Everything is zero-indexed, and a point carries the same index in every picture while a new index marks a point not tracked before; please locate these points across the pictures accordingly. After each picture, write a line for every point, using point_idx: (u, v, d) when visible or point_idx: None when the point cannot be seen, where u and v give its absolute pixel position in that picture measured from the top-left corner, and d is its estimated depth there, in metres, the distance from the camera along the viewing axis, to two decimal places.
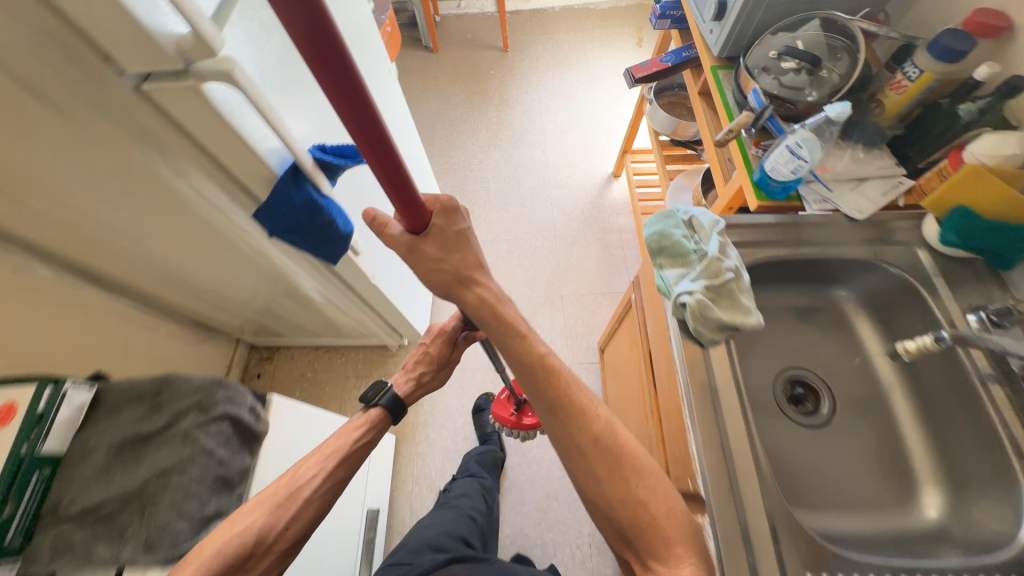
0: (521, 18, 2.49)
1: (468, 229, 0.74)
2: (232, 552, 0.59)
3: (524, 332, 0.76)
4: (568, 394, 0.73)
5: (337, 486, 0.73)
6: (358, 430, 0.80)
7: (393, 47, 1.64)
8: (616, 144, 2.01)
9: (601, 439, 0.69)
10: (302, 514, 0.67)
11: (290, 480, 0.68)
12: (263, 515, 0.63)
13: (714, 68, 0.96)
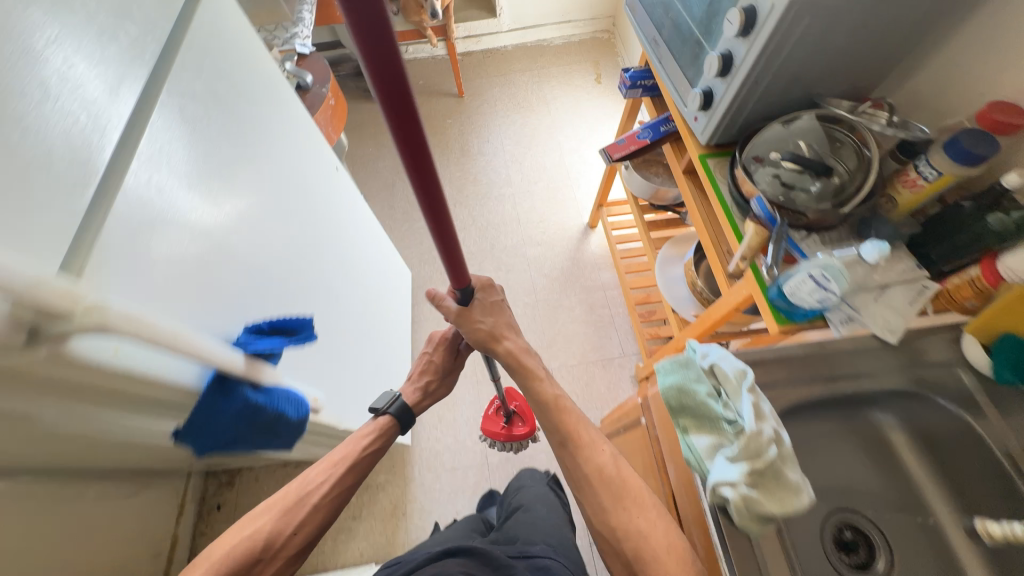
0: (473, 60, 2.38)
1: (501, 300, 0.90)
2: (248, 551, 0.76)
3: (542, 376, 0.87)
4: (580, 430, 0.81)
5: (342, 492, 0.89)
6: (360, 442, 0.96)
7: (339, 118, 1.49)
8: (587, 191, 1.92)
9: (604, 470, 0.76)
10: (308, 517, 0.83)
11: (298, 488, 0.85)
12: (273, 519, 0.80)
13: (702, 155, 0.86)
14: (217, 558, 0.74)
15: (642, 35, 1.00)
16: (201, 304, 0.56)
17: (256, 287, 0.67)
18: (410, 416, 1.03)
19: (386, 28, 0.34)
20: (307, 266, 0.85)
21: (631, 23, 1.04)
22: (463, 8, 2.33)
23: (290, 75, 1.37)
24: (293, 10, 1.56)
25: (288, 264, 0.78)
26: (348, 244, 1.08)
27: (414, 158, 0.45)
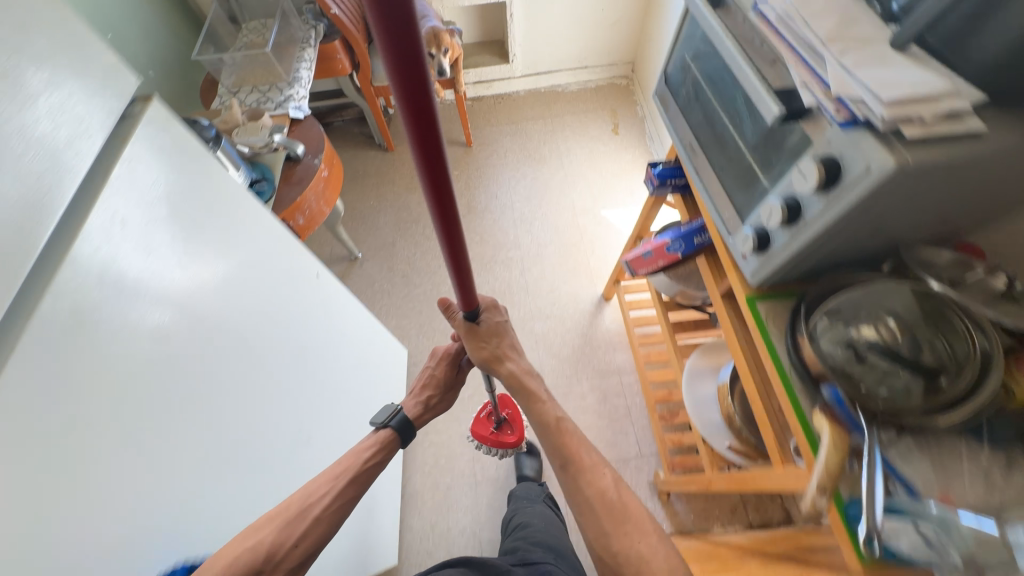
0: (484, 106, 2.27)
1: (505, 321, 0.91)
2: (247, 565, 0.64)
3: (543, 399, 0.88)
4: (587, 453, 0.82)
5: (347, 505, 0.79)
6: (365, 453, 0.86)
7: (335, 186, 1.38)
8: (601, 257, 1.77)
9: (607, 496, 0.75)
10: (311, 530, 0.71)
11: (299, 497, 0.74)
12: (273, 532, 0.68)
13: (749, 297, 0.71)
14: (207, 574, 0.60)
15: (676, 133, 0.84)
16: (164, 377, 0.60)
17: (209, 391, 0.67)
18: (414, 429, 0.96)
19: (413, 40, 0.36)
20: (236, 405, 0.73)
21: (663, 116, 0.88)
22: (475, 53, 2.23)
23: (280, 146, 1.25)
24: (290, 69, 1.46)
25: (231, 388, 0.72)
26: (314, 359, 0.95)
27: (430, 167, 0.47)
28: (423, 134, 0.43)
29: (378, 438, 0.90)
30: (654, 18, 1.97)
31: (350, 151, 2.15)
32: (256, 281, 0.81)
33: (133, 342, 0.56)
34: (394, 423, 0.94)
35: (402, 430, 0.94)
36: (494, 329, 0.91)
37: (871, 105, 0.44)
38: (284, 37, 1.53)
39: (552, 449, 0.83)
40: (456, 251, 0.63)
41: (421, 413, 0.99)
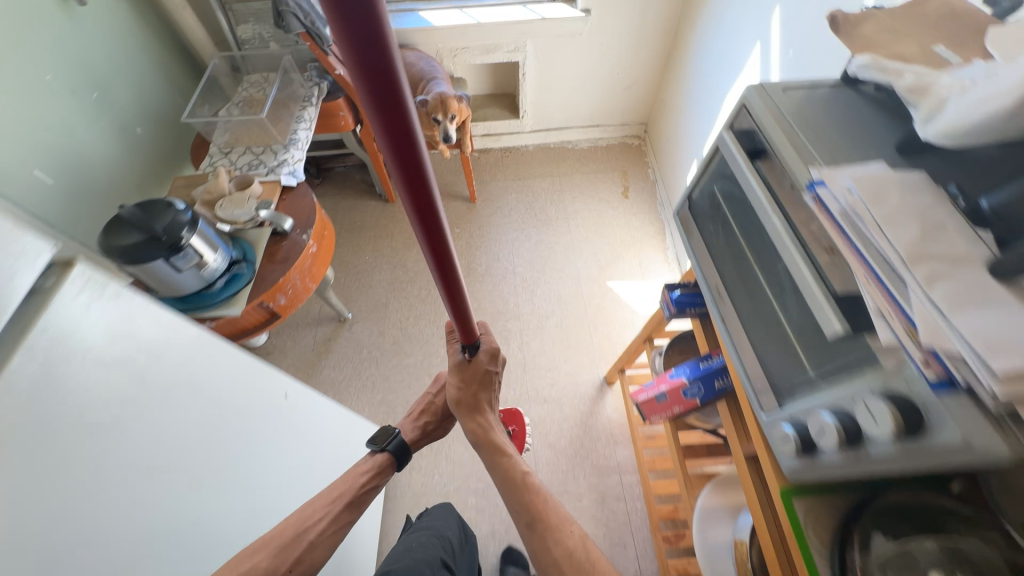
0: (491, 159, 2.21)
1: (492, 372, 0.93)
2: None
3: (509, 454, 0.94)
4: (553, 510, 0.87)
5: (340, 530, 0.81)
6: (361, 478, 0.89)
7: (325, 257, 1.29)
8: (605, 334, 1.67)
9: (575, 554, 0.80)
10: (304, 556, 0.74)
11: (295, 522, 0.76)
12: (268, 557, 0.70)
13: (784, 490, 0.60)
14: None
15: (699, 268, 0.75)
16: (134, 422, 0.53)
17: (184, 452, 0.59)
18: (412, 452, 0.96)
19: (379, 38, 0.30)
20: (186, 558, 0.59)
21: (686, 244, 0.79)
22: (485, 105, 2.17)
23: (266, 221, 1.17)
24: (288, 130, 1.39)
25: (209, 446, 0.64)
26: (276, 493, 0.81)
27: (412, 185, 0.40)
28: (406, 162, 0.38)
29: (374, 464, 0.91)
30: (670, 84, 1.92)
31: (349, 199, 2.07)
32: (224, 398, 0.69)
33: (103, 369, 0.50)
34: (393, 448, 0.92)
35: (400, 453, 0.93)
36: (484, 372, 0.93)
37: (976, 371, 0.33)
38: (285, 94, 1.47)
39: (520, 504, 0.88)
40: (453, 286, 0.57)
41: (418, 437, 0.98)
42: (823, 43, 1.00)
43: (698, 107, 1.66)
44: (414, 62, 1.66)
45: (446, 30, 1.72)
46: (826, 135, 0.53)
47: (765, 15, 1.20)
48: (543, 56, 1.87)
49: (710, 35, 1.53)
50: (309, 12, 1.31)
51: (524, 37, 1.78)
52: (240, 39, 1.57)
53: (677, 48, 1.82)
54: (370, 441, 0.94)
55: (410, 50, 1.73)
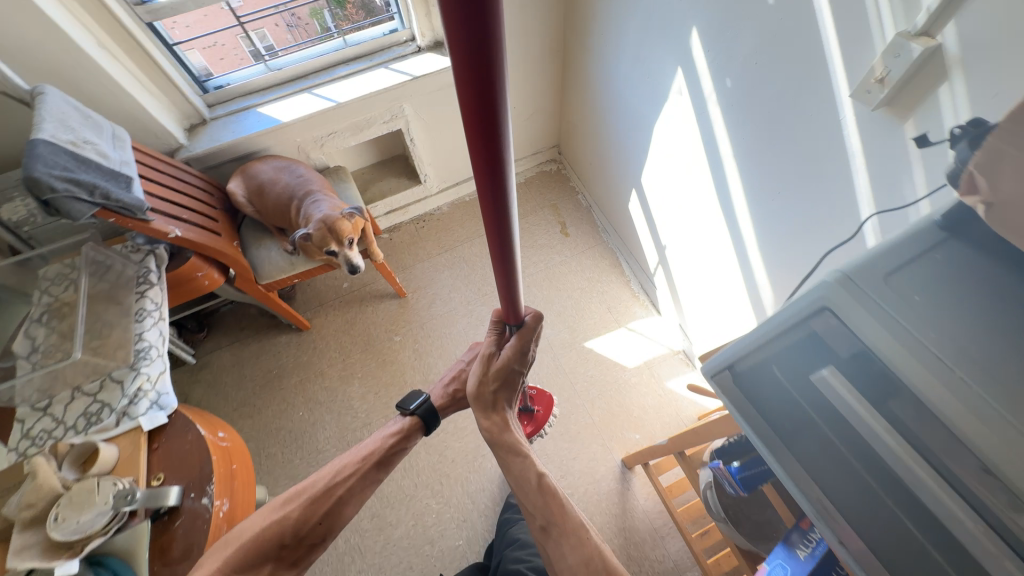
0: (405, 236, 1.89)
1: (518, 373, 0.87)
2: (273, 537, 0.79)
3: (525, 455, 0.86)
4: (569, 520, 0.78)
5: (367, 485, 0.89)
6: (385, 442, 0.94)
7: (246, 492, 0.95)
8: (604, 406, 1.49)
9: (592, 561, 0.72)
10: (332, 509, 0.84)
11: (325, 480, 0.87)
12: (297, 511, 0.82)
13: None
14: (245, 540, 0.78)
15: (773, 461, 0.47)
16: None
17: None
18: (439, 418, 0.98)
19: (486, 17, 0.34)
20: None
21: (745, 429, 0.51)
22: (378, 177, 1.82)
23: (138, 508, 0.80)
24: (128, 338, 1.01)
25: None
26: None
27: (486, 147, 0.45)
28: (483, 121, 0.43)
29: (400, 426, 0.96)
30: (574, 104, 1.71)
31: (252, 345, 1.67)
32: None
33: None
34: (419, 413, 0.95)
35: (426, 420, 0.96)
36: (508, 369, 0.87)
37: None
38: (105, 283, 1.06)
39: (535, 503, 0.81)
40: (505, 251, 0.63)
41: (445, 403, 0.99)
42: (774, 73, 0.82)
43: (621, 132, 1.47)
44: (276, 175, 1.28)
45: (300, 122, 1.36)
46: (1001, 365, 0.34)
47: (681, 38, 1.00)
48: (427, 114, 1.56)
49: (613, 55, 1.31)
50: (93, 182, 0.91)
51: (398, 102, 1.46)
52: (12, 223, 1.10)
53: (573, 66, 1.60)
54: (398, 405, 0.97)
55: (262, 158, 1.36)
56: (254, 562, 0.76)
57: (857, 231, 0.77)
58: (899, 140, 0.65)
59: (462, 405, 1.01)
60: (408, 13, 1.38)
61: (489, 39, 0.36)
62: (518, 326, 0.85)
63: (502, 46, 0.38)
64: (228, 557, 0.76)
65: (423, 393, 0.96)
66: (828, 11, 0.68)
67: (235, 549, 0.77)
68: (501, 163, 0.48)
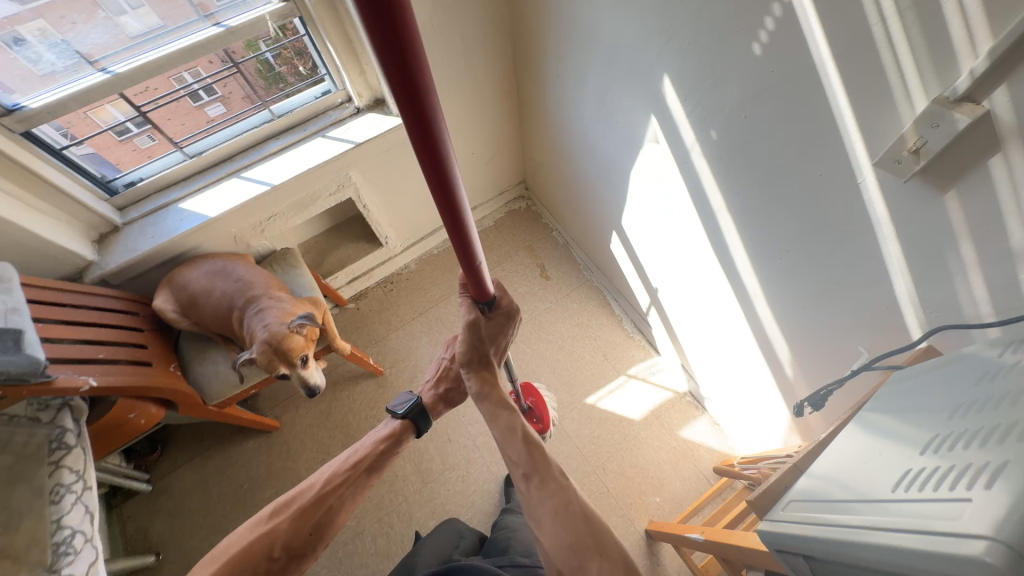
0: (373, 304, 1.72)
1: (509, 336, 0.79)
2: (261, 549, 0.74)
3: (512, 406, 0.80)
4: (552, 468, 0.74)
5: (358, 491, 0.83)
6: (377, 447, 0.88)
7: None
8: (616, 467, 1.37)
9: (569, 502, 0.70)
10: (323, 517, 0.78)
11: (315, 488, 0.81)
12: (288, 522, 0.76)
13: None
14: (232, 555, 0.73)
15: None
16: None
17: None
18: (429, 419, 0.93)
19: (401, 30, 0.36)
20: None
21: None
22: (334, 245, 1.65)
23: None
24: (43, 530, 0.81)
25: None
26: None
27: (430, 157, 0.46)
28: (421, 129, 0.43)
29: (392, 429, 0.90)
30: (537, 142, 1.59)
31: (215, 456, 1.47)
32: None
33: None
34: (409, 416, 0.90)
35: (416, 420, 0.91)
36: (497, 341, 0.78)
37: None
38: (7, 462, 0.86)
39: (518, 455, 0.75)
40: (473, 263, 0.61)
41: (434, 404, 0.93)
42: (769, 127, 0.71)
43: (592, 173, 1.35)
44: (209, 283, 1.10)
45: (233, 212, 1.18)
46: None
47: (651, 85, 0.89)
48: (378, 177, 1.40)
49: (573, 96, 1.19)
50: None
51: (343, 170, 1.30)
52: None
53: (530, 104, 1.48)
54: (388, 407, 0.90)
55: (193, 259, 1.17)
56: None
57: (892, 300, 0.67)
58: (939, 211, 0.55)
59: (453, 402, 0.94)
60: (340, 73, 1.22)
61: (406, 43, 0.37)
62: (491, 306, 0.74)
63: (423, 53, 0.39)
64: (216, 574, 0.71)
65: (413, 396, 0.90)
66: (835, 67, 0.58)
67: (223, 562, 0.72)
68: (449, 169, 0.48)
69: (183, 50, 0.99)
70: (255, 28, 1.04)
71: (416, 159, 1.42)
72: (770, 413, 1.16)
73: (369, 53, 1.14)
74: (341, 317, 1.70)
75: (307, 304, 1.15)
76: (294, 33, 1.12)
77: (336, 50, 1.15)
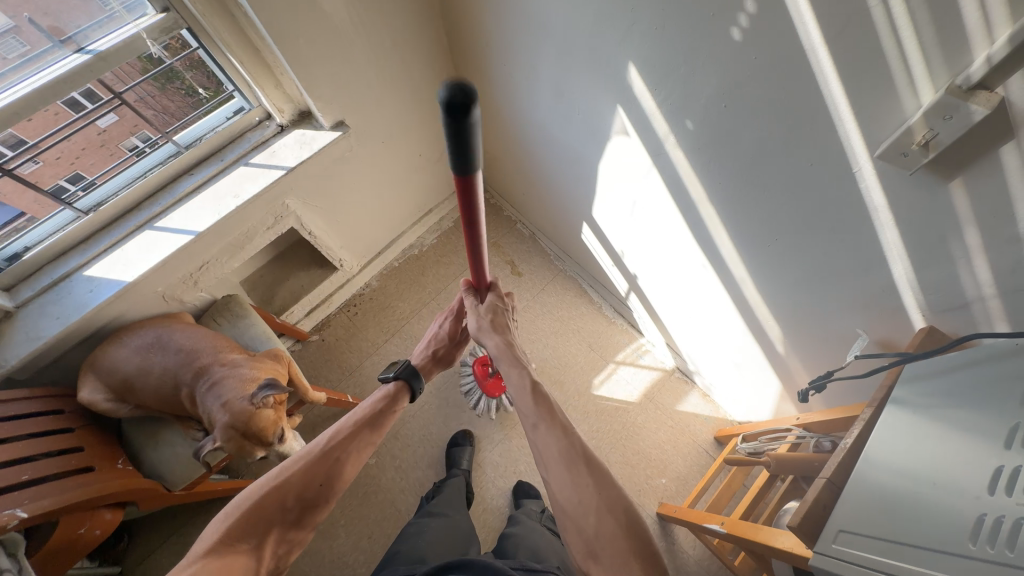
0: (339, 331, 1.57)
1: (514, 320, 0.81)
2: (272, 502, 0.65)
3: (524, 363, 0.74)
4: (558, 419, 0.67)
5: (369, 444, 0.76)
6: (377, 404, 0.80)
7: None
8: (620, 455, 1.37)
9: (571, 449, 0.64)
10: (338, 468, 0.70)
11: (324, 440, 0.72)
12: (300, 474, 0.67)
13: None
14: (243, 507, 0.63)
15: None
16: None
17: None
18: (424, 381, 0.88)
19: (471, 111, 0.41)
20: None
21: None
22: (283, 278, 1.48)
23: None
24: None
25: None
26: None
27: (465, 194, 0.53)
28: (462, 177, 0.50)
29: (387, 389, 0.83)
30: (488, 134, 1.47)
31: (194, 531, 1.34)
32: None
33: None
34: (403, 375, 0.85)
35: (411, 381, 0.85)
36: (496, 314, 0.79)
37: None
38: None
39: (539, 411, 0.68)
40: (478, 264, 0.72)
41: (428, 365, 0.91)
42: (754, 117, 0.65)
43: (554, 165, 1.27)
44: (144, 362, 0.93)
45: (155, 272, 1.00)
46: None
47: (616, 74, 0.80)
48: (320, 199, 1.25)
49: (525, 86, 1.09)
50: None
51: (277, 200, 1.13)
52: None
53: (475, 95, 1.35)
54: (382, 373, 0.85)
55: (117, 334, 0.99)
56: (257, 531, 0.63)
57: (890, 284, 0.66)
58: (943, 200, 0.53)
59: (447, 364, 0.94)
60: (251, 88, 1.04)
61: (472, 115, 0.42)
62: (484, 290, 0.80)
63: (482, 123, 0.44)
64: (227, 529, 0.61)
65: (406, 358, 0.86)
66: (830, 53, 0.52)
67: (233, 517, 0.62)
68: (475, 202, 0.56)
69: (42, 90, 0.79)
70: (132, 50, 0.85)
71: (357, 171, 1.27)
72: (761, 385, 1.18)
73: (282, 63, 0.97)
74: (306, 353, 1.53)
75: (268, 360, 1.00)
76: (183, 48, 0.93)
77: (242, 63, 0.96)
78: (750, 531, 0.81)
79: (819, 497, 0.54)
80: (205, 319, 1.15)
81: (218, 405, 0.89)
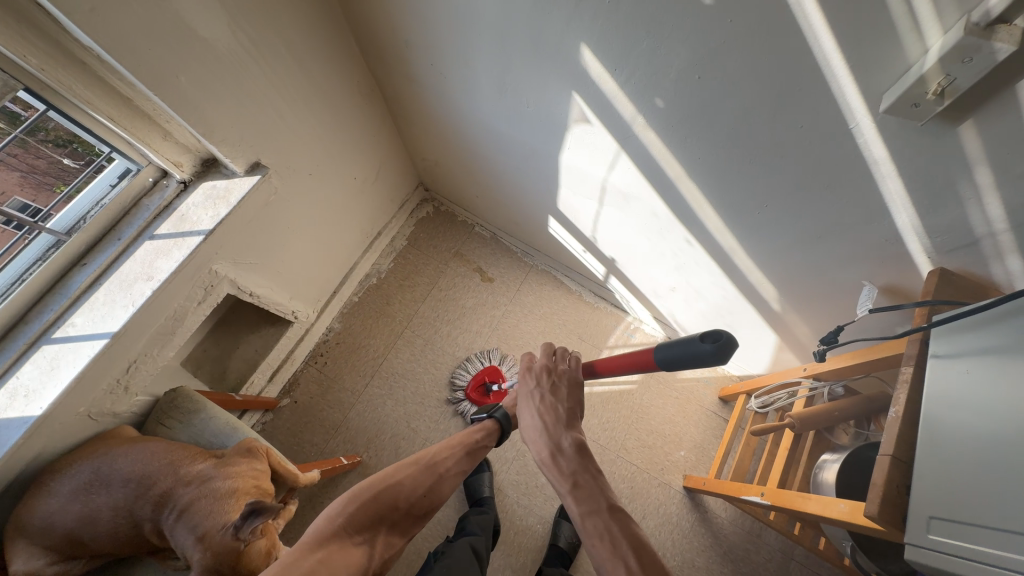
0: (312, 388, 1.41)
1: (571, 407, 0.67)
2: (385, 500, 0.64)
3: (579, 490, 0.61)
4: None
5: (468, 465, 0.74)
6: (475, 433, 0.77)
7: None
8: (637, 440, 1.35)
9: None
10: (441, 481, 0.69)
11: (433, 451, 0.71)
12: (413, 478, 0.67)
13: None
14: (364, 496, 0.63)
15: None
16: None
17: None
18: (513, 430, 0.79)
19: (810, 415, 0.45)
20: None
21: None
22: (231, 347, 1.30)
23: None
24: None
25: None
26: None
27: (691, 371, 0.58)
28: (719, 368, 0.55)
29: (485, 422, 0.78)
30: (425, 139, 1.34)
31: None
32: None
33: None
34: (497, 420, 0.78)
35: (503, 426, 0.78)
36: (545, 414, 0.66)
37: None
38: None
39: (600, 550, 0.57)
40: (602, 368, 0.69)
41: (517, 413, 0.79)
42: (733, 85, 0.60)
43: (507, 163, 1.17)
44: (88, 507, 0.76)
45: (69, 396, 0.82)
46: None
47: (566, 59, 0.72)
48: (253, 254, 1.08)
49: (459, 84, 0.97)
50: None
51: (203, 270, 0.96)
52: None
53: (403, 100, 1.21)
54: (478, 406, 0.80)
55: (39, 480, 0.79)
56: (369, 526, 0.63)
57: (894, 232, 0.64)
58: (951, 145, 0.50)
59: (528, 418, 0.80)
60: (133, 145, 0.84)
61: None
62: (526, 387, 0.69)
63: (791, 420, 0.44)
64: (350, 516, 0.62)
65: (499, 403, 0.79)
66: (818, 7, 0.46)
67: (355, 504, 0.63)
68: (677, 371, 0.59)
69: None
70: None
71: (288, 212, 1.11)
72: (757, 344, 1.18)
73: (165, 110, 0.79)
74: (280, 421, 1.36)
75: (243, 460, 0.85)
76: (28, 115, 0.73)
77: (112, 119, 0.78)
78: (798, 498, 0.79)
79: (889, 479, 0.52)
80: (150, 425, 0.98)
81: (195, 541, 0.75)
